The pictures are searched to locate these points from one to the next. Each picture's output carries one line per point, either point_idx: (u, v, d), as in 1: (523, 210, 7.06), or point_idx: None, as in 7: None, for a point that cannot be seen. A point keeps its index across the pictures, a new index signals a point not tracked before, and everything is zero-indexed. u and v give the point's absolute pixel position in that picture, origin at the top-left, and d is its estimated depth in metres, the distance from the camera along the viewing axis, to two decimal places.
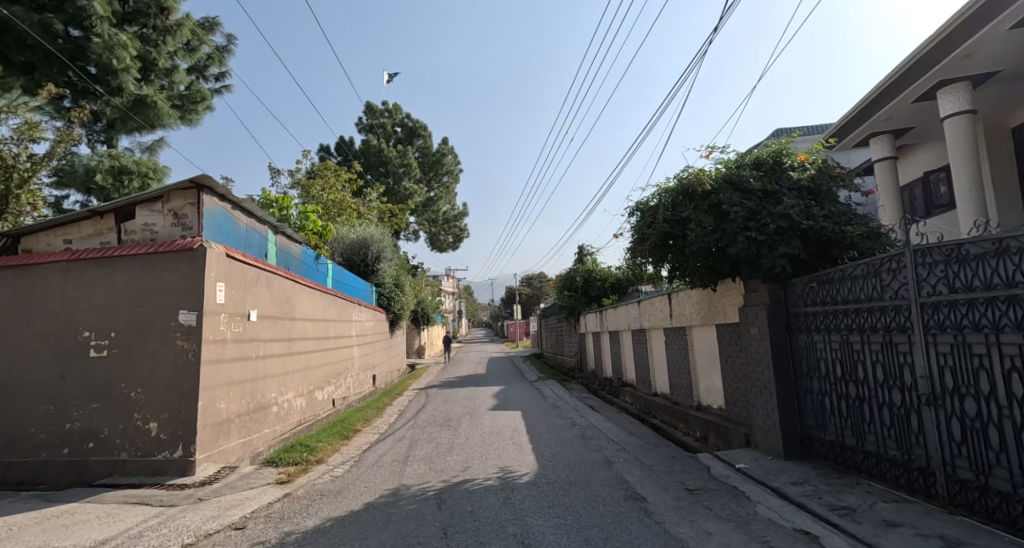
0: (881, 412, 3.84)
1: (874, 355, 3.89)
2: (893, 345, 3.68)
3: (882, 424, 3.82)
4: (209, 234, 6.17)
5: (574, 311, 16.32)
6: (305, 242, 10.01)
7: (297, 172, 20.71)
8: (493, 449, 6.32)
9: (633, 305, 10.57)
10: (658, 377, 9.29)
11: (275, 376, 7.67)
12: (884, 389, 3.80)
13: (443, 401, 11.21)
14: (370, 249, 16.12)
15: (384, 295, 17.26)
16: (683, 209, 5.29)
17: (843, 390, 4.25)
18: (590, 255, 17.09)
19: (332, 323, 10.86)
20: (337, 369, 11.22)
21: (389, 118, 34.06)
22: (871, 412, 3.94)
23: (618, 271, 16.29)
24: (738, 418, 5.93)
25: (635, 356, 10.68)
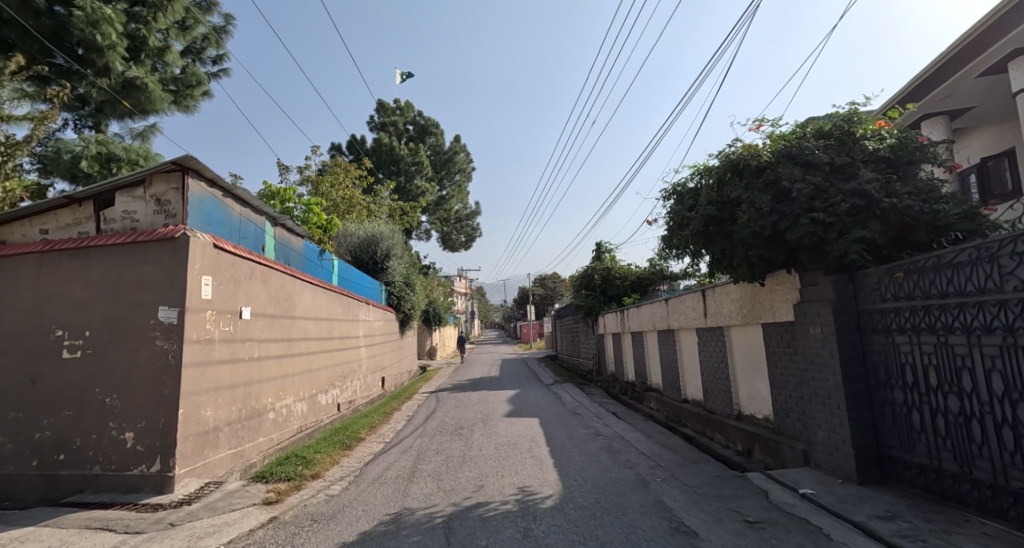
0: (997, 432, 3.06)
1: (977, 361, 3.19)
2: (1005, 348, 2.99)
3: (986, 445, 3.14)
4: (195, 222, 5.57)
5: (592, 311, 15.54)
6: (308, 236, 9.43)
7: (307, 168, 20.25)
8: (511, 464, 5.62)
9: (658, 304, 9.80)
10: (688, 382, 8.50)
11: (272, 380, 7.06)
12: (989, 404, 3.11)
13: (455, 406, 10.55)
14: (380, 246, 15.53)
15: (394, 295, 16.68)
16: (732, 189, 4.54)
17: (935, 403, 3.52)
18: (608, 252, 16.35)
19: (336, 323, 10.25)
20: (343, 372, 10.61)
21: (401, 115, 33.64)
22: (969, 430, 3.26)
23: (638, 269, 15.51)
24: (793, 431, 5.14)
25: (660, 359, 9.90)
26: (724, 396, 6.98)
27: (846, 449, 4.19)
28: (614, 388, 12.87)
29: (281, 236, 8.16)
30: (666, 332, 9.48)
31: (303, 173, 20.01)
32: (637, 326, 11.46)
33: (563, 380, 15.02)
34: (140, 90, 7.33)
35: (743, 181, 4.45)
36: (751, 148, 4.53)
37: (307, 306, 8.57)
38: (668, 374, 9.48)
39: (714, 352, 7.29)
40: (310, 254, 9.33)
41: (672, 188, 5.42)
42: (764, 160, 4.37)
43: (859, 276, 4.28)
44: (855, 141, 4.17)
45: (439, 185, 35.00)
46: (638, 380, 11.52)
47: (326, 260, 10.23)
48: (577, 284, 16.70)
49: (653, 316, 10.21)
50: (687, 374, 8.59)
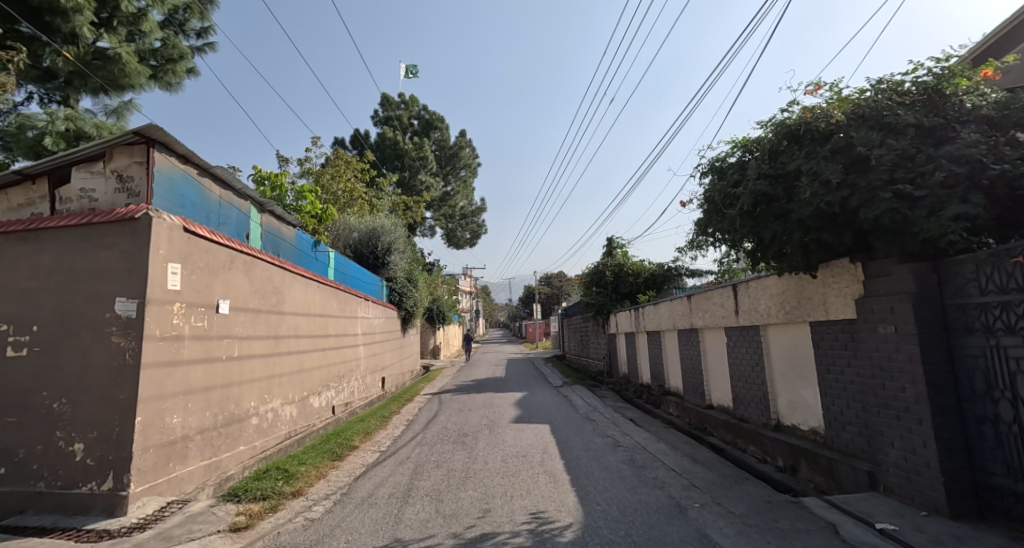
0: (989, 431, 3.27)
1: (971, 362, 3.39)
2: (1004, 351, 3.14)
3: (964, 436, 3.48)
4: (162, 202, 4.90)
5: (603, 309, 14.81)
6: (300, 225, 8.75)
7: (308, 160, 19.60)
8: (523, 482, 4.91)
9: (678, 301, 9.06)
10: (714, 387, 7.76)
11: (256, 382, 6.39)
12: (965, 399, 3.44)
13: (459, 410, 9.85)
14: (380, 240, 14.81)
15: (395, 291, 16.02)
16: (789, 159, 3.80)
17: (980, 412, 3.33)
18: (620, 248, 15.65)
19: (332, 320, 9.57)
20: (339, 372, 9.93)
21: (406, 109, 33.01)
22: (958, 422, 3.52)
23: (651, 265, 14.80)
24: (852, 448, 4.40)
25: (681, 361, 9.16)
26: (758, 403, 6.24)
27: (931, 475, 3.45)
28: (628, 391, 12.14)
29: (269, 224, 7.49)
30: (688, 331, 8.74)
31: (304, 166, 19.35)
32: (653, 326, 10.73)
33: (573, 382, 14.31)
34: (113, 61, 6.66)
35: (803, 150, 3.71)
36: (812, 110, 3.79)
37: (297, 301, 7.89)
38: (689, 378, 8.73)
39: (746, 354, 6.55)
40: (302, 244, 8.67)
41: (711, 163, 4.69)
42: (831, 124, 3.63)
43: (947, 264, 3.54)
44: (947, 98, 3.41)
45: (445, 181, 34.34)
46: (654, 383, 10.78)
47: (320, 252, 9.56)
48: (587, 281, 15.97)
49: (672, 315, 9.47)
50: (711, 378, 7.84)
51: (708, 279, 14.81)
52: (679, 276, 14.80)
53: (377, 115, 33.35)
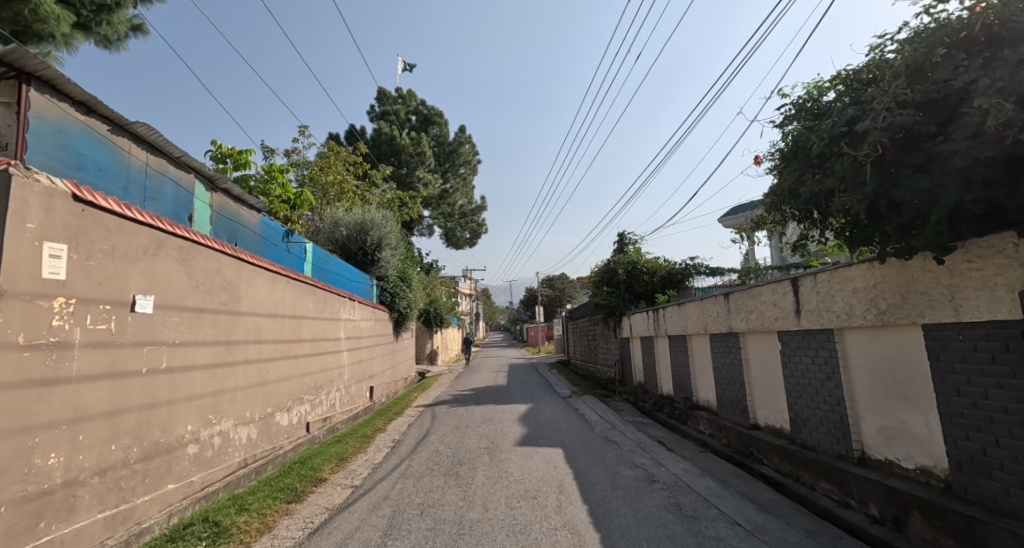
0: None
1: None
2: None
3: None
4: (43, 161, 3.59)
5: (615, 310, 13.59)
6: (265, 210, 7.48)
7: (296, 152, 18.29)
8: (537, 543, 3.59)
9: (711, 301, 7.76)
10: (761, 403, 6.46)
11: (198, 400, 5.09)
12: None
13: (455, 427, 8.55)
14: (370, 235, 13.58)
15: (387, 291, 14.73)
16: (952, 75, 2.59)
17: None
18: (634, 244, 14.39)
19: (307, 323, 8.28)
20: (315, 383, 8.62)
21: (403, 104, 31.85)
22: None
23: (668, 263, 13.52)
24: (1010, 506, 3.10)
25: (714, 371, 7.87)
26: (830, 428, 4.92)
27: None
28: (646, 403, 10.83)
29: (222, 205, 6.19)
30: (724, 337, 7.45)
31: (291, 157, 18.05)
32: (677, 330, 9.46)
33: (582, 391, 12.99)
34: None
35: (974, 59, 2.49)
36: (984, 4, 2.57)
37: (260, 300, 6.59)
38: (726, 391, 7.43)
39: (810, 366, 5.23)
40: (268, 233, 7.36)
41: (799, 104, 3.53)
42: None
43: None
44: None
45: (444, 179, 33.15)
46: (679, 395, 9.48)
47: (292, 243, 8.24)
48: (596, 280, 14.74)
49: (702, 317, 8.20)
50: (759, 392, 6.54)
51: (729, 278, 13.61)
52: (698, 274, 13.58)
53: (374, 109, 32.18)
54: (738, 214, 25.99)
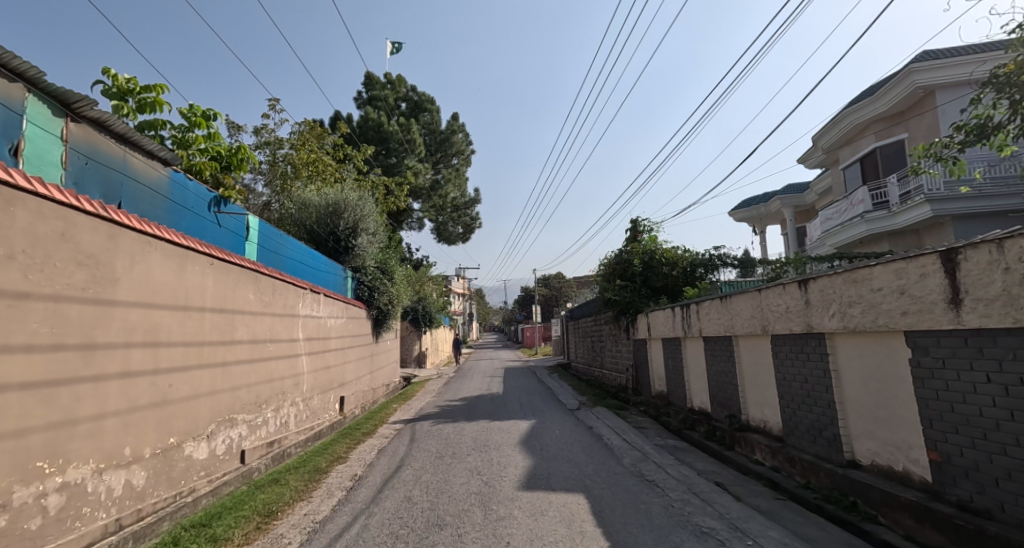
0: None
1: None
2: None
3: None
4: None
5: (630, 308, 11.90)
6: (179, 168, 5.48)
7: (266, 129, 16.34)
8: None
9: (776, 292, 5.93)
10: (864, 434, 4.60)
11: (11, 439, 3.13)
12: None
13: (439, 454, 6.65)
14: (345, 218, 11.68)
15: (365, 285, 12.77)
16: None
17: None
18: (648, 232, 12.58)
19: (243, 320, 6.34)
20: (256, 398, 6.66)
21: (392, 90, 29.91)
22: None
23: (691, 253, 11.71)
24: None
25: (778, 385, 6.03)
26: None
27: None
28: (674, 421, 8.98)
29: (92, 148, 4.24)
30: (797, 340, 5.60)
31: (260, 135, 16.13)
32: (718, 332, 7.65)
33: (592, 403, 11.12)
34: None
35: None
36: None
37: (159, 286, 4.65)
38: (799, 413, 5.58)
39: (980, 386, 3.37)
40: (181, 198, 5.40)
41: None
42: None
43: None
44: None
45: (435, 169, 31.24)
46: (722, 411, 7.65)
47: (224, 214, 6.29)
48: (605, 273, 12.94)
49: (759, 315, 6.38)
50: (860, 417, 4.68)
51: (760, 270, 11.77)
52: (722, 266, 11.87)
53: (361, 95, 30.27)
54: (749, 207, 24.31)
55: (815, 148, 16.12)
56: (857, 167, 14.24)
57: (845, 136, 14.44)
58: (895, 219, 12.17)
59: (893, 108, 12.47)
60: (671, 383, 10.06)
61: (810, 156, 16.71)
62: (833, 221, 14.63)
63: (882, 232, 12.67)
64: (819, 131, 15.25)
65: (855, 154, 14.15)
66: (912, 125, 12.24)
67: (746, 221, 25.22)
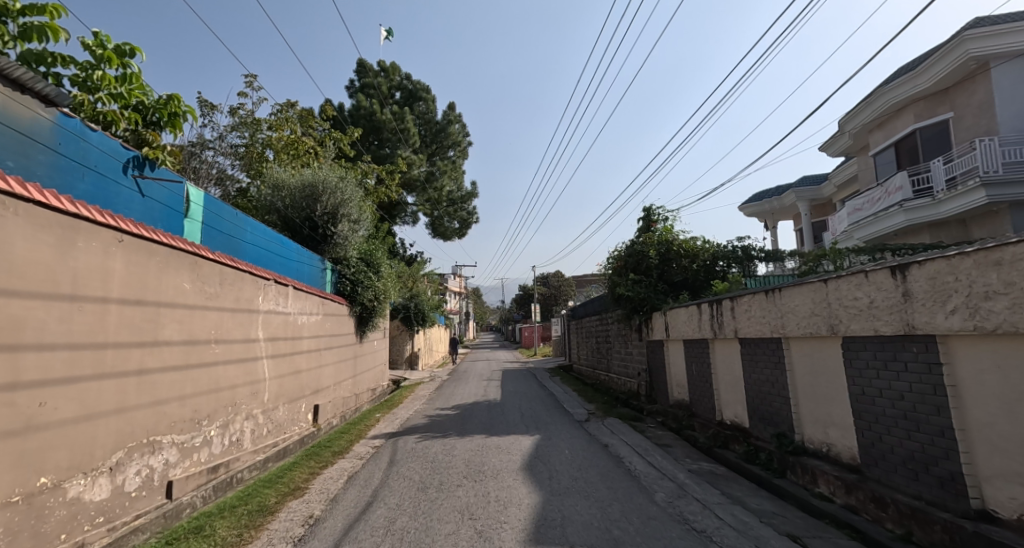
0: None
1: None
2: None
3: None
4: None
5: (645, 304, 10.64)
6: (76, 116, 4.12)
7: (244, 109, 15.04)
8: None
9: (851, 283, 4.63)
10: (1008, 476, 3.28)
11: None
12: None
13: (422, 484, 5.35)
14: (323, 201, 10.45)
15: (347, 278, 11.45)
16: None
17: None
18: (664, 222, 11.35)
19: (174, 315, 5.00)
20: (195, 412, 5.32)
21: (386, 78, 28.68)
22: None
23: (713, 245, 10.49)
24: None
25: (853, 402, 4.72)
26: None
27: None
28: (701, 438, 7.68)
29: None
30: (886, 344, 4.29)
31: (237, 116, 14.84)
32: (762, 333, 6.34)
33: (603, 413, 9.82)
34: None
35: None
36: None
37: (20, 266, 3.29)
38: (890, 440, 4.27)
39: None
40: (74, 152, 4.05)
41: None
42: None
43: None
44: None
45: (431, 161, 29.93)
46: (766, 429, 6.34)
47: (145, 181, 4.96)
48: (615, 267, 11.67)
49: (824, 312, 5.07)
50: (998, 452, 3.36)
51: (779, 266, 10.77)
52: (747, 259, 10.66)
53: (353, 83, 28.96)
54: (760, 201, 23.02)
55: (839, 134, 14.91)
56: (891, 151, 13.03)
57: (877, 119, 13.24)
58: (939, 208, 10.96)
59: (937, 84, 11.29)
60: (696, 392, 8.75)
61: (834, 143, 15.50)
62: (863, 212, 13.42)
63: (923, 222, 11.45)
64: (848, 113, 14.00)
65: (890, 137, 12.95)
66: (958, 103, 11.08)
67: (756, 216, 23.97)
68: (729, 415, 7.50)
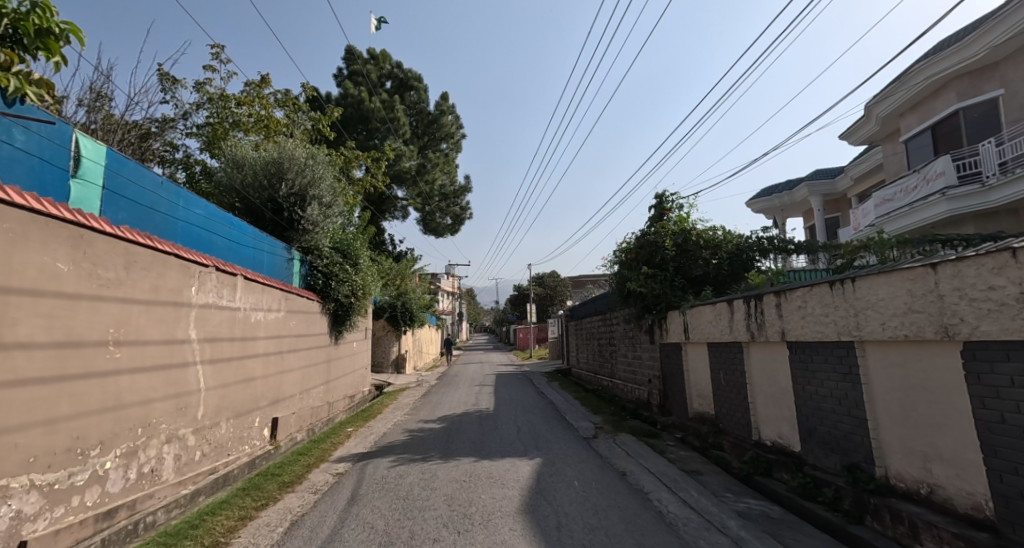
0: None
1: None
2: None
3: None
4: None
5: (660, 302, 9.34)
6: None
7: (211, 85, 13.62)
8: None
9: (986, 267, 3.31)
10: None
11: None
12: None
13: (387, 537, 3.96)
14: (287, 179, 9.09)
15: (320, 272, 10.03)
16: None
17: None
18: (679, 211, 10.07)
19: (40, 306, 3.58)
20: (78, 439, 3.90)
21: (375, 66, 27.24)
22: None
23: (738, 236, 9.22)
24: None
25: (984, 433, 3.39)
26: None
27: None
28: (735, 462, 6.33)
29: None
30: None
31: (203, 92, 13.42)
32: (823, 335, 5.00)
33: (612, 429, 8.48)
34: None
35: None
36: None
37: None
38: None
39: None
40: None
41: None
42: None
43: None
44: None
45: (422, 154, 28.51)
46: (829, 457, 5.00)
47: None
48: (624, 259, 10.38)
49: (931, 309, 3.73)
50: None
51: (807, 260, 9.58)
52: (776, 252, 9.38)
53: (341, 70, 27.56)
54: (769, 196, 21.80)
55: (864, 121, 13.71)
56: (927, 135, 11.82)
57: (912, 100, 12.04)
58: (988, 195, 9.77)
59: (986, 58, 10.09)
60: (724, 406, 7.41)
61: (857, 132, 14.31)
62: (894, 202, 12.20)
63: (969, 212, 10.23)
64: (875, 96, 12.80)
65: (926, 120, 11.75)
66: (1010, 77, 9.89)
67: (764, 213, 22.74)
68: (772, 435, 6.15)
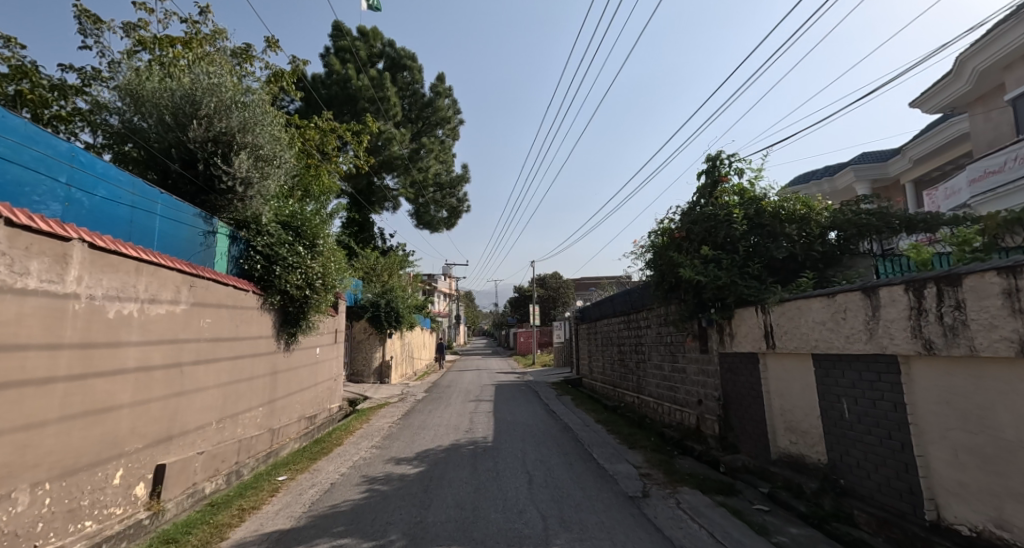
0: None
1: None
2: None
3: None
4: None
5: (725, 296, 6.80)
6: None
7: (146, 30, 10.98)
8: None
9: None
10: None
11: None
12: None
13: None
14: (205, 121, 6.57)
15: (260, 254, 7.42)
16: None
17: None
18: (736, 182, 7.59)
19: None
20: None
21: (364, 43, 24.58)
22: None
23: (825, 218, 6.77)
24: None
25: None
26: None
27: None
28: None
29: None
30: None
31: (135, 37, 10.78)
32: None
33: (666, 481, 5.82)
34: None
35: None
36: None
37: None
38: None
39: None
40: None
41: None
42: None
43: None
44: None
45: (415, 140, 25.84)
46: None
47: None
48: (671, 240, 7.84)
49: None
50: None
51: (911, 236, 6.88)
52: (875, 237, 6.66)
53: (326, 47, 24.91)
54: (806, 184, 19.28)
55: (950, 80, 11.17)
56: None
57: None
58: None
59: None
60: (850, 454, 4.76)
61: (935, 96, 11.80)
62: (1003, 174, 9.63)
63: None
64: (970, 47, 10.30)
65: None
66: None
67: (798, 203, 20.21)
68: (979, 521, 3.50)
